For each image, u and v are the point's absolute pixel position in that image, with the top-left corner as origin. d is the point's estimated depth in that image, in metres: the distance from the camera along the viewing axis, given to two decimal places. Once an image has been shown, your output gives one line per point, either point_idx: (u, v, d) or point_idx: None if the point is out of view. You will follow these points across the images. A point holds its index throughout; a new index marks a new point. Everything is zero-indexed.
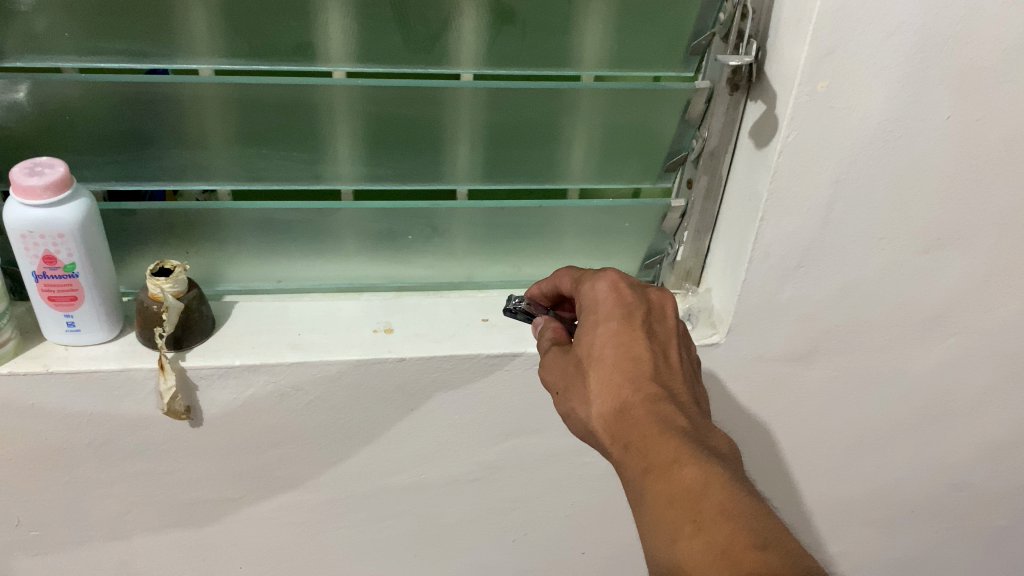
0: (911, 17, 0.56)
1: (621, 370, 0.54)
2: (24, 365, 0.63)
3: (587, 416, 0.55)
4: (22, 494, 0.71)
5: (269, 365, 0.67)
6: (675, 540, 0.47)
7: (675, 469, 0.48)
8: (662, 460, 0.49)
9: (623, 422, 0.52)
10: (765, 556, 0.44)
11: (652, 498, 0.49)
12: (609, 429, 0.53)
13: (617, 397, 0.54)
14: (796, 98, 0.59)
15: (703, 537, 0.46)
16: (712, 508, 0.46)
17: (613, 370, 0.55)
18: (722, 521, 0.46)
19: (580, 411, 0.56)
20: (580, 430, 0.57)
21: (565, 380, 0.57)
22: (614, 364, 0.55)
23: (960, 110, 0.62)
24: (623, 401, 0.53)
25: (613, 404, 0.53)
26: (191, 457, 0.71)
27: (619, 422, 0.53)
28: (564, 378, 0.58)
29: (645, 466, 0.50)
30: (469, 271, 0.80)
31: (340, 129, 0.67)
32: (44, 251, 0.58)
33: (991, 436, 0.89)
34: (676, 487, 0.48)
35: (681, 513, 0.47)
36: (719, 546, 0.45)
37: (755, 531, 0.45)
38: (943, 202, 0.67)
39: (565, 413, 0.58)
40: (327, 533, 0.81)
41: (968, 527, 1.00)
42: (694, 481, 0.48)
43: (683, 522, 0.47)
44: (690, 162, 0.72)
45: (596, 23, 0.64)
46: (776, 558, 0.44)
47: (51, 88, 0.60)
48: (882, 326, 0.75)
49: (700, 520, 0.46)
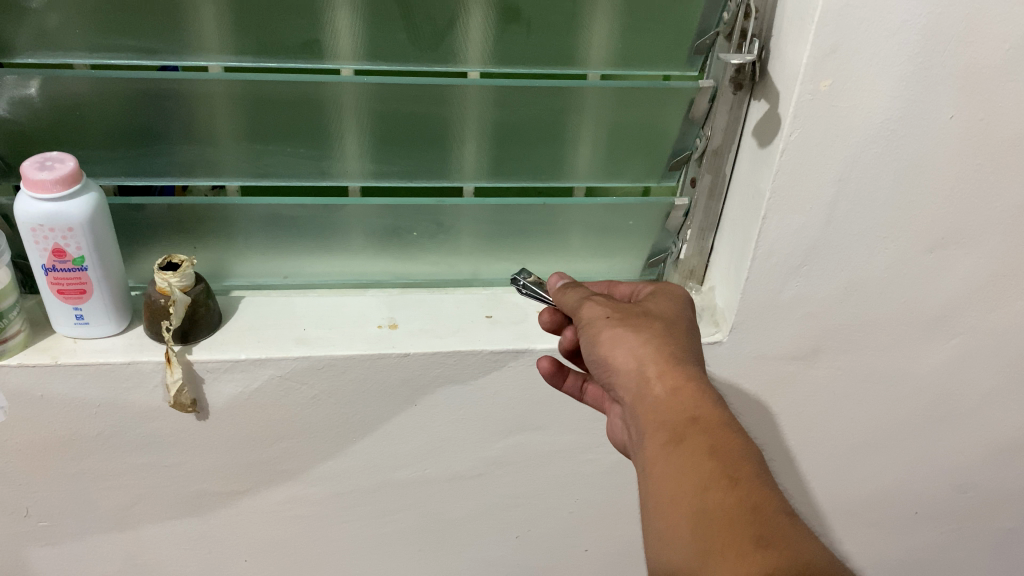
0: (914, 16, 0.56)
1: (684, 335, 0.57)
2: (33, 357, 0.64)
3: (641, 344, 0.55)
4: (31, 485, 0.72)
5: (275, 359, 0.67)
6: (706, 487, 0.48)
7: (723, 429, 0.51)
8: (712, 417, 0.51)
9: (680, 364, 0.54)
10: (790, 523, 0.47)
11: (689, 447, 0.50)
12: (661, 363, 0.54)
13: (676, 346, 0.55)
14: (798, 97, 0.59)
15: (737, 493, 0.48)
16: (749, 472, 0.49)
17: (677, 330, 0.57)
18: (757, 485, 0.49)
19: (634, 335, 0.55)
20: (617, 356, 0.55)
21: (622, 314, 0.58)
22: (677, 327, 0.58)
23: (964, 110, 0.62)
24: (682, 353, 0.55)
25: (673, 349, 0.55)
26: (198, 450, 0.72)
27: (675, 363, 0.54)
28: (620, 312, 0.58)
29: (691, 414, 0.52)
30: (475, 269, 0.81)
31: (348, 126, 0.68)
32: (54, 244, 0.59)
33: (997, 437, 0.89)
34: (722, 443, 0.50)
35: (719, 467, 0.49)
36: (752, 503, 0.48)
37: (782, 500, 0.49)
38: (947, 203, 0.67)
39: (607, 337, 0.56)
40: (331, 526, 0.82)
41: (974, 529, 1.00)
42: (737, 445, 0.50)
43: (721, 475, 0.49)
44: (694, 161, 0.72)
45: (601, 22, 0.65)
46: (799, 527, 0.47)
47: (62, 84, 0.61)
48: (887, 326, 0.75)
49: (737, 477, 0.49)
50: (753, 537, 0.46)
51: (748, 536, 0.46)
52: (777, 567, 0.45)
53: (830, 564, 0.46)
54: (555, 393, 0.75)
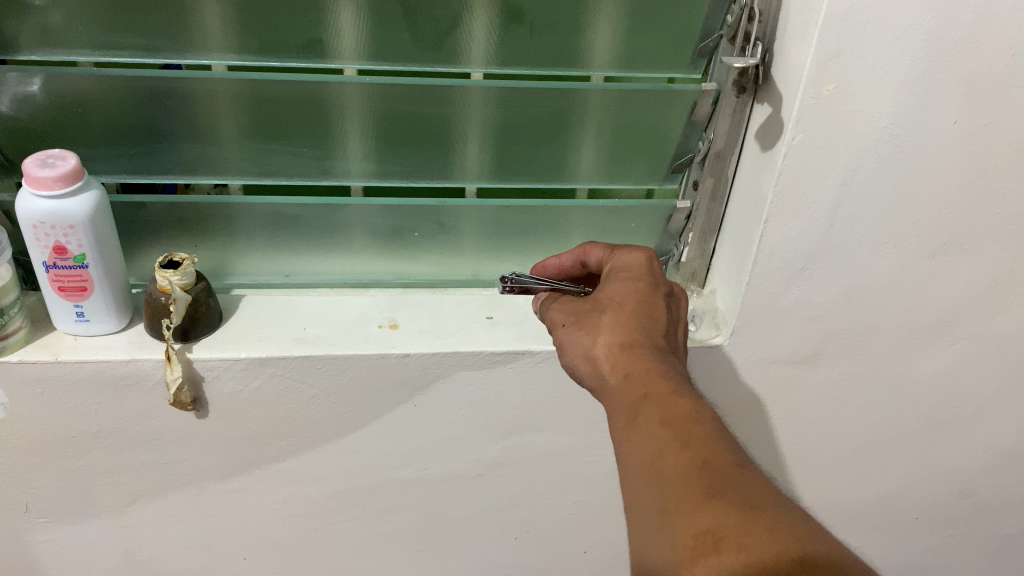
0: (918, 21, 0.56)
1: (640, 316, 0.58)
2: (34, 354, 0.64)
3: (592, 344, 0.58)
4: (31, 481, 0.72)
5: (275, 358, 0.67)
6: (661, 454, 0.50)
7: (671, 398, 0.53)
8: (661, 390, 0.53)
9: (628, 353, 0.56)
10: (742, 472, 0.49)
11: (643, 421, 0.52)
12: (612, 359, 0.56)
13: (627, 334, 0.57)
14: (802, 100, 0.59)
15: (688, 453, 0.50)
16: (701, 433, 0.51)
17: (632, 314, 0.58)
18: (708, 444, 0.50)
19: (585, 337, 0.58)
20: (576, 361, 0.58)
21: (577, 315, 0.60)
22: (632, 310, 0.59)
23: (968, 114, 0.62)
24: (633, 338, 0.57)
25: (624, 338, 0.57)
26: (198, 447, 0.72)
27: (625, 354, 0.56)
28: (576, 314, 0.60)
29: (642, 391, 0.53)
30: (476, 269, 0.80)
31: (350, 126, 0.67)
32: (56, 242, 0.59)
33: (998, 443, 0.89)
34: (671, 411, 0.52)
35: (671, 433, 0.51)
36: (703, 461, 0.49)
37: (734, 452, 0.50)
38: (950, 208, 0.67)
39: (566, 344, 0.59)
40: (330, 525, 0.82)
41: (975, 535, 1.00)
42: (689, 410, 0.52)
43: (673, 440, 0.51)
44: (697, 163, 0.72)
45: (605, 23, 0.65)
46: (751, 475, 0.49)
47: (63, 81, 0.61)
48: (888, 331, 0.75)
49: (687, 439, 0.50)
50: (704, 489, 0.48)
51: (699, 489, 0.48)
52: (727, 515, 0.46)
53: (783, 506, 0.48)
54: (556, 394, 0.75)
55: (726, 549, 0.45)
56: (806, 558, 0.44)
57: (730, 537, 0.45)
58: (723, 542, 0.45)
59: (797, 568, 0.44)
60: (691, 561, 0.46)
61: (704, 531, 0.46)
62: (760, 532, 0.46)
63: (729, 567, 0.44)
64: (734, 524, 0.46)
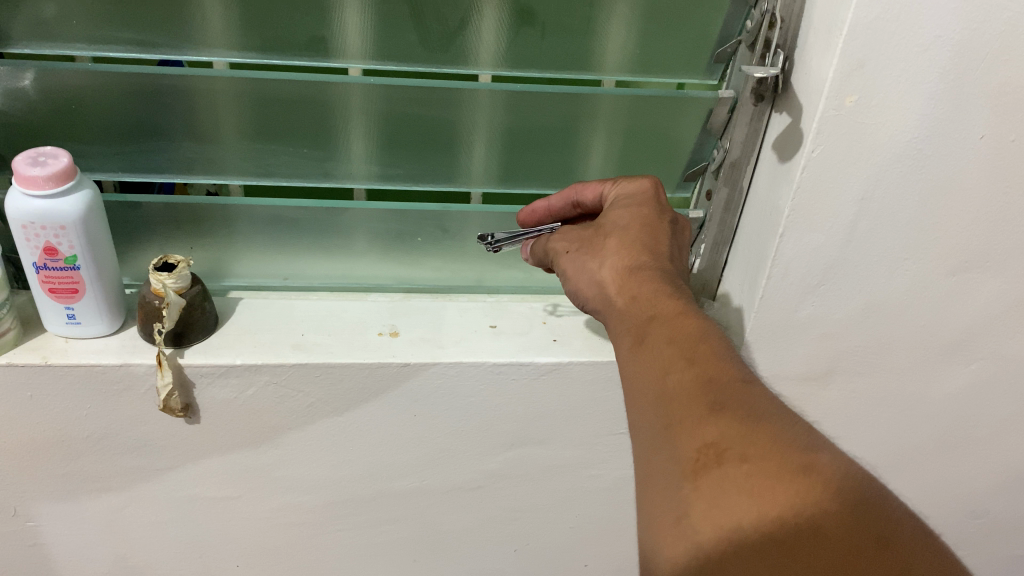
0: (946, 31, 0.54)
1: (646, 239, 0.59)
2: (23, 357, 0.63)
3: (598, 269, 0.59)
4: (20, 485, 0.70)
5: (271, 366, 0.66)
6: (666, 372, 0.50)
7: (679, 319, 0.52)
8: (669, 311, 0.53)
9: (635, 276, 0.57)
10: (748, 388, 0.49)
11: (651, 340, 0.52)
12: (619, 281, 0.57)
13: (632, 258, 0.58)
14: (823, 112, 0.56)
15: (694, 369, 0.49)
16: (707, 351, 0.50)
17: (637, 240, 0.59)
18: (716, 361, 0.50)
19: (592, 262, 0.59)
20: (582, 286, 0.60)
21: (581, 242, 0.61)
22: (636, 234, 0.59)
23: (994, 129, 0.59)
24: (639, 262, 0.57)
25: (630, 262, 0.58)
26: (191, 454, 0.70)
27: (631, 277, 0.57)
28: (579, 241, 0.62)
29: (652, 312, 0.54)
30: (480, 275, 0.79)
31: (354, 126, 0.65)
32: (46, 242, 0.57)
33: (1015, 464, 0.86)
34: (678, 331, 0.52)
35: (677, 350, 0.51)
36: (708, 376, 0.49)
37: (742, 371, 0.50)
38: (972, 224, 0.64)
39: (571, 270, 0.60)
40: (325, 533, 0.80)
41: (985, 555, 0.97)
42: (695, 329, 0.52)
43: (678, 358, 0.50)
44: (711, 172, 0.70)
45: (619, 26, 0.62)
46: (758, 390, 0.49)
47: (58, 77, 0.59)
48: (904, 349, 0.72)
49: (694, 356, 0.50)
50: (708, 403, 0.48)
51: (703, 404, 0.48)
52: (731, 429, 0.46)
53: (787, 418, 0.48)
54: (560, 406, 0.73)
55: (729, 461, 0.45)
56: (811, 466, 0.44)
57: (732, 449, 0.45)
58: (726, 454, 0.45)
59: (801, 477, 0.44)
60: (694, 474, 0.46)
61: (706, 444, 0.46)
62: (763, 445, 0.46)
63: (732, 478, 0.45)
64: (737, 436, 0.46)
